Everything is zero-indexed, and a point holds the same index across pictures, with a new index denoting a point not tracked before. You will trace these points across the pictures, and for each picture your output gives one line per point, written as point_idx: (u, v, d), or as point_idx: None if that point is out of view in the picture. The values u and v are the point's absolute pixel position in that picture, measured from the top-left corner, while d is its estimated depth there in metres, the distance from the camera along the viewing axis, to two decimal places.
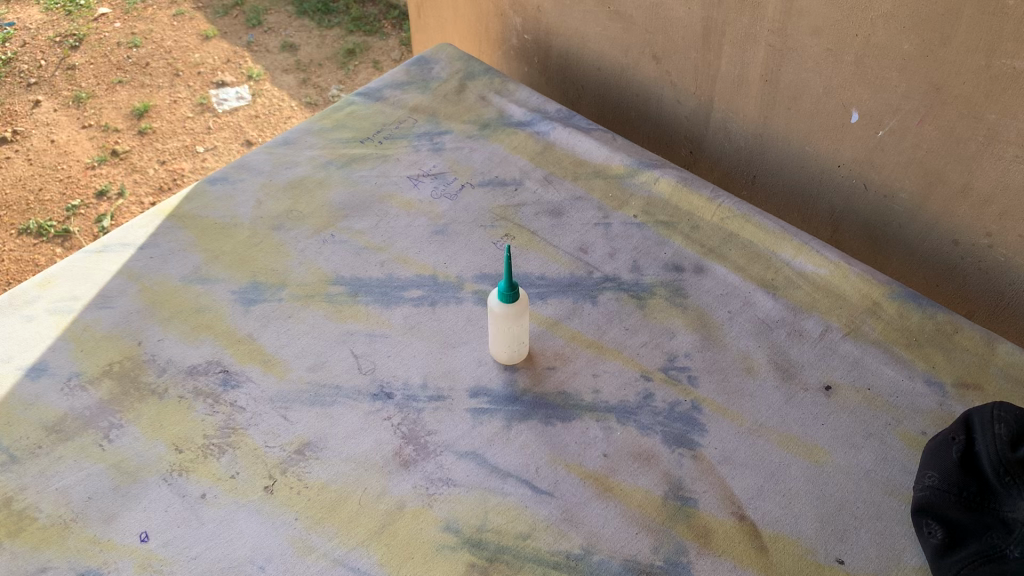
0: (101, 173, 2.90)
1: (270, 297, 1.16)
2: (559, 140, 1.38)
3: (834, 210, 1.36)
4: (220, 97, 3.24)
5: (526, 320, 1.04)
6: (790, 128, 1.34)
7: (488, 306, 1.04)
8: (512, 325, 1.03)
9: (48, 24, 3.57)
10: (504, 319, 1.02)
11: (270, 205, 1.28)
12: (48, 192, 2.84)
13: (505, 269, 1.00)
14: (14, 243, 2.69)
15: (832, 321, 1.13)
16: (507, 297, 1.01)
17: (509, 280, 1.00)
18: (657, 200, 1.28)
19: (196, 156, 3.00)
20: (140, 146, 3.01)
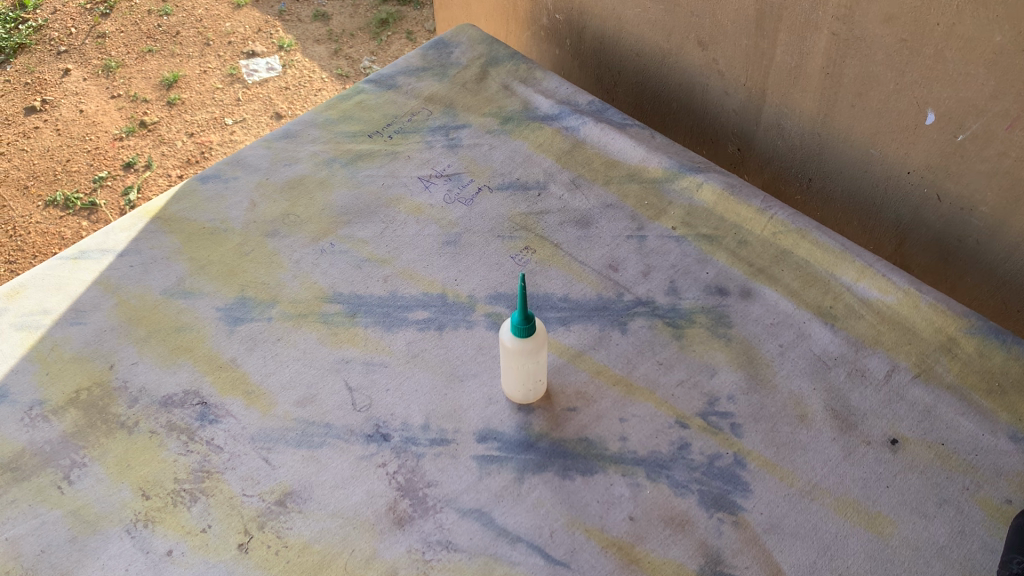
0: (129, 144, 2.79)
1: (258, 315, 1.03)
2: (590, 138, 1.23)
3: (900, 222, 1.20)
4: (252, 68, 3.12)
5: (544, 356, 0.90)
6: (853, 128, 1.18)
7: (500, 341, 0.91)
8: (528, 362, 0.89)
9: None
10: (518, 357, 0.89)
11: (265, 207, 1.15)
12: (76, 163, 2.74)
13: (520, 301, 0.86)
14: (41, 216, 2.60)
15: (899, 359, 0.97)
16: (523, 332, 0.87)
17: (524, 312, 0.86)
18: (698, 210, 1.13)
19: (226, 129, 2.88)
20: (169, 117, 2.90)
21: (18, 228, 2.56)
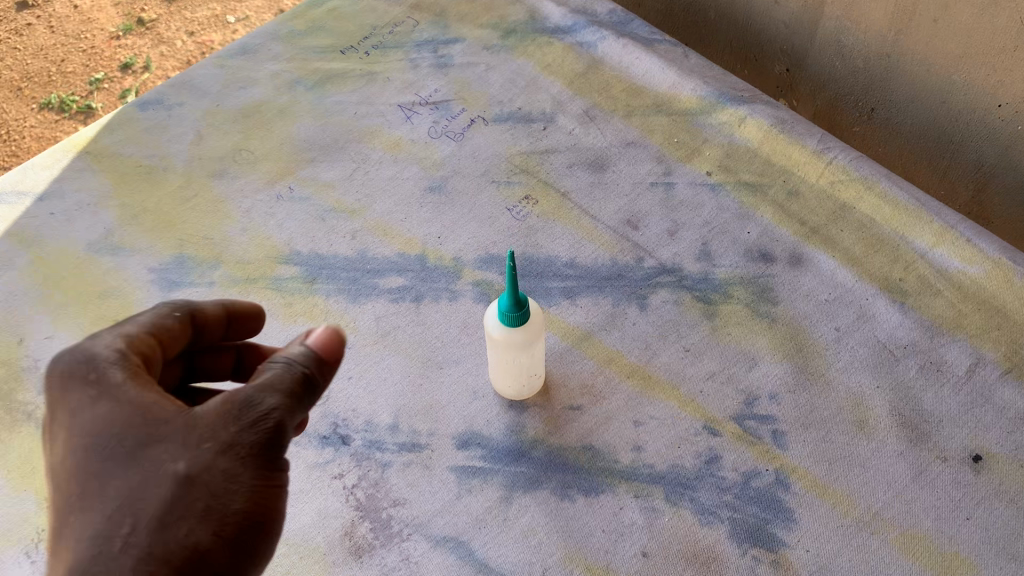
0: (127, 43, 2.40)
1: (197, 279, 0.85)
2: (609, 57, 1.01)
3: (983, 163, 0.98)
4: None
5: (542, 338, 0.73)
6: (933, 49, 0.94)
7: (486, 331, 0.73)
8: (526, 352, 0.72)
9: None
10: (515, 347, 0.71)
11: (213, 140, 0.96)
12: (71, 63, 2.36)
13: (509, 284, 0.67)
14: (35, 120, 2.25)
15: (985, 350, 0.77)
16: (515, 320, 0.69)
17: (514, 295, 0.68)
18: (739, 151, 0.92)
19: (227, 27, 2.47)
20: (168, 14, 2.49)
21: (11, 133, 2.21)
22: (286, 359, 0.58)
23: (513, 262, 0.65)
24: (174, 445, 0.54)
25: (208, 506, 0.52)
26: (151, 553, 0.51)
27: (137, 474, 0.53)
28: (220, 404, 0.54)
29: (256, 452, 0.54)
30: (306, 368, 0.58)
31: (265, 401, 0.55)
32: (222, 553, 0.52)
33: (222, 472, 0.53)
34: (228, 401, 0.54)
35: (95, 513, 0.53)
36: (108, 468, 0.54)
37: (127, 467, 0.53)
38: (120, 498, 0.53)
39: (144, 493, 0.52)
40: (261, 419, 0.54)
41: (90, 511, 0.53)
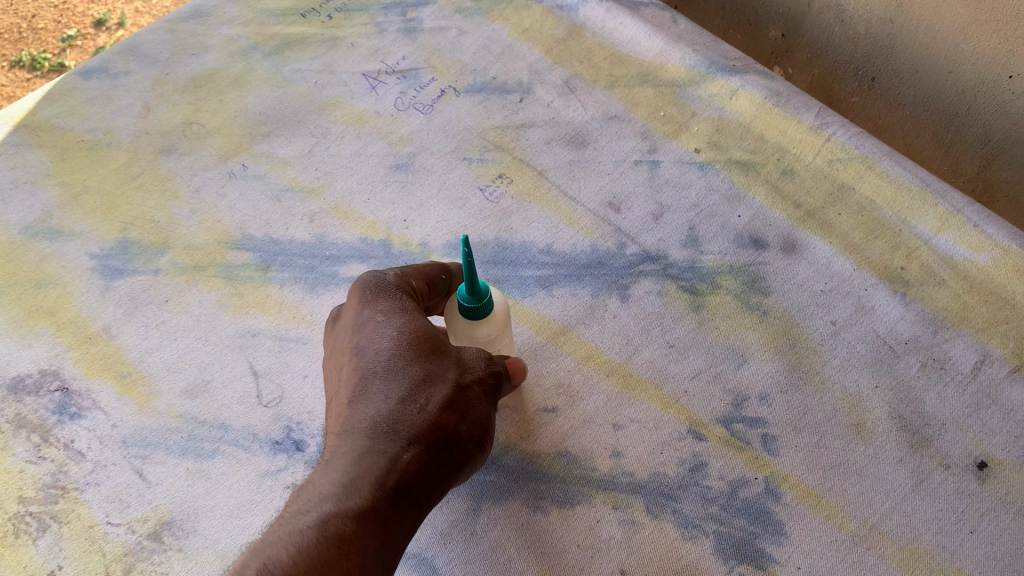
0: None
1: (141, 267, 0.78)
2: (591, 22, 0.94)
3: (990, 138, 0.91)
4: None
5: (509, 326, 0.67)
6: (941, 14, 0.87)
7: (446, 317, 0.66)
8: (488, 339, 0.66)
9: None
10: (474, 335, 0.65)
11: (161, 113, 0.88)
12: (42, 21, 2.21)
13: (465, 267, 0.61)
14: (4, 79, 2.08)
15: (992, 346, 0.71)
16: (473, 307, 0.63)
17: (471, 281, 0.62)
18: (730, 126, 0.85)
19: None
20: None
21: None
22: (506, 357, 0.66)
23: (467, 242, 0.58)
24: (454, 360, 0.62)
25: (462, 408, 0.60)
26: (433, 428, 0.59)
27: (428, 368, 0.61)
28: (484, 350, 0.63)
29: (491, 391, 0.62)
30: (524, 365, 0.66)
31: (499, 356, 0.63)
32: (467, 448, 0.60)
33: (473, 386, 0.61)
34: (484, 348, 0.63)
35: (380, 390, 0.60)
36: (401, 359, 0.61)
37: (412, 360, 0.61)
38: (412, 382, 0.60)
39: (434, 385, 0.60)
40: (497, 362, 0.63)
41: (366, 391, 0.60)
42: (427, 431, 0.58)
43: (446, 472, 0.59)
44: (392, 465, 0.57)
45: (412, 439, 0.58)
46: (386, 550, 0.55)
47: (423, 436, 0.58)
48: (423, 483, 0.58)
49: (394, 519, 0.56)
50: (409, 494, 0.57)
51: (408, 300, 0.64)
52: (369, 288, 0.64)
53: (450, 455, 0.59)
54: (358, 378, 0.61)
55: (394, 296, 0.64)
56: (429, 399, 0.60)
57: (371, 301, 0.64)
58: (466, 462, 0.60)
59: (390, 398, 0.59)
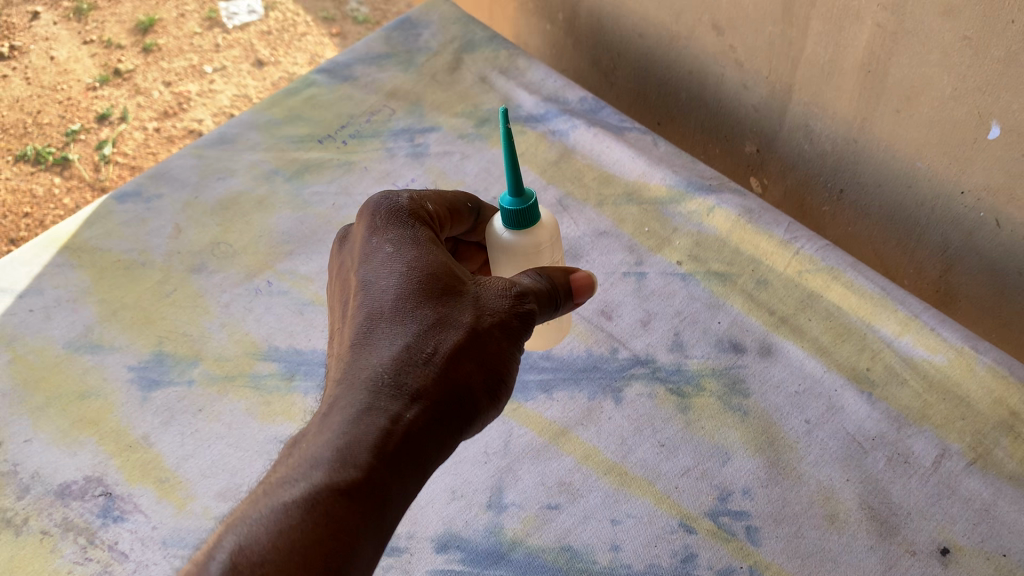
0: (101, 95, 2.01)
1: (176, 378, 0.86)
2: (580, 145, 1.05)
3: (948, 246, 1.00)
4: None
5: (557, 235, 0.78)
6: (896, 137, 0.98)
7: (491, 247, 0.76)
8: (544, 249, 0.76)
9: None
10: (533, 243, 0.75)
11: (192, 234, 0.97)
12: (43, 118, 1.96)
13: (505, 167, 0.71)
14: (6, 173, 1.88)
15: (950, 441, 0.79)
16: (523, 211, 0.73)
17: (513, 183, 0.72)
18: (709, 239, 0.95)
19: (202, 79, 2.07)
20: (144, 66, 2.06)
21: None
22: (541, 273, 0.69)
23: (508, 120, 0.68)
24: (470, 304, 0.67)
25: (472, 355, 0.65)
26: (439, 379, 0.64)
27: (440, 314, 0.66)
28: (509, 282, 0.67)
29: (508, 327, 0.66)
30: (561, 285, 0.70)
31: (528, 283, 0.68)
32: (477, 394, 0.65)
33: (492, 329, 0.66)
34: (510, 285, 0.67)
35: (391, 337, 0.65)
36: (413, 305, 0.66)
37: (424, 305, 0.66)
38: (423, 329, 0.65)
39: (446, 334, 0.65)
40: (522, 298, 0.67)
41: (377, 339, 0.66)
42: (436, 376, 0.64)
43: (450, 421, 0.64)
44: (397, 418, 0.62)
45: (419, 390, 0.63)
46: (384, 505, 0.60)
47: (430, 387, 0.64)
48: (426, 433, 0.63)
49: (394, 470, 0.61)
50: (412, 447, 0.62)
51: (427, 239, 0.70)
52: (388, 222, 0.71)
53: (458, 404, 0.65)
54: (373, 320, 0.67)
55: (410, 239, 0.70)
56: (438, 347, 0.65)
57: (389, 239, 0.70)
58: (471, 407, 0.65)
59: (398, 345, 0.65)
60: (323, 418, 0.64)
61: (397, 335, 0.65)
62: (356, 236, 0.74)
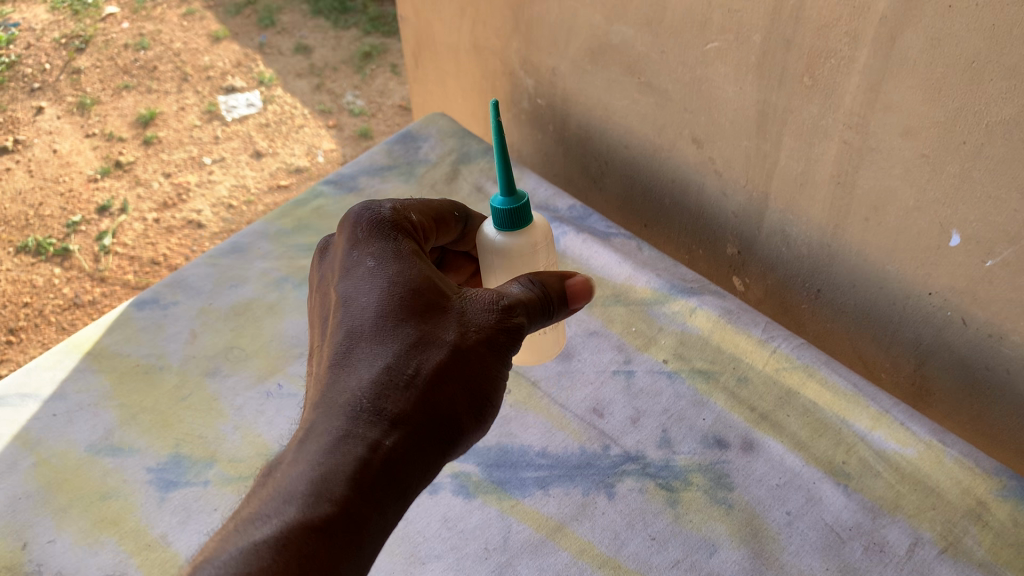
0: None
1: (193, 479, 0.90)
2: (570, 250, 1.15)
3: (921, 343, 1.07)
4: (229, 105, 3.34)
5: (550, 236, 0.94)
6: (865, 243, 1.06)
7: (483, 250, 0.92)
8: (539, 246, 0.93)
9: (40, 96, 3.46)
10: (530, 242, 0.91)
11: (206, 339, 1.04)
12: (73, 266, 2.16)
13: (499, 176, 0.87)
14: None
15: (923, 530, 0.84)
16: (516, 211, 0.90)
17: (508, 184, 0.88)
18: (692, 339, 1.02)
19: None
20: None
21: None
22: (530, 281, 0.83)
23: (503, 134, 0.84)
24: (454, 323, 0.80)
25: (453, 368, 0.78)
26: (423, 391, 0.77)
27: (425, 334, 0.79)
28: (497, 295, 0.81)
29: (491, 337, 0.80)
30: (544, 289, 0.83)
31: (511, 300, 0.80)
32: (458, 397, 0.79)
33: (477, 341, 0.79)
34: (497, 298, 0.80)
35: (383, 355, 0.78)
36: (401, 325, 0.79)
37: (411, 324, 0.79)
38: (411, 347, 0.78)
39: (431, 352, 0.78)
40: (507, 309, 0.80)
41: (371, 356, 0.79)
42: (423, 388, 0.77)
43: (434, 424, 0.78)
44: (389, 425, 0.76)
45: (407, 402, 0.77)
46: (376, 500, 0.74)
47: (416, 398, 0.77)
48: (413, 437, 0.76)
49: (386, 471, 0.75)
50: (402, 450, 0.76)
51: (413, 256, 0.83)
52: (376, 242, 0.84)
53: (442, 407, 0.78)
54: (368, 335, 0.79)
55: (393, 258, 0.83)
56: (423, 364, 0.78)
57: (379, 258, 0.83)
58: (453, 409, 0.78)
59: (388, 363, 0.78)
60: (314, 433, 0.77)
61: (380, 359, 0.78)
62: (347, 249, 0.87)
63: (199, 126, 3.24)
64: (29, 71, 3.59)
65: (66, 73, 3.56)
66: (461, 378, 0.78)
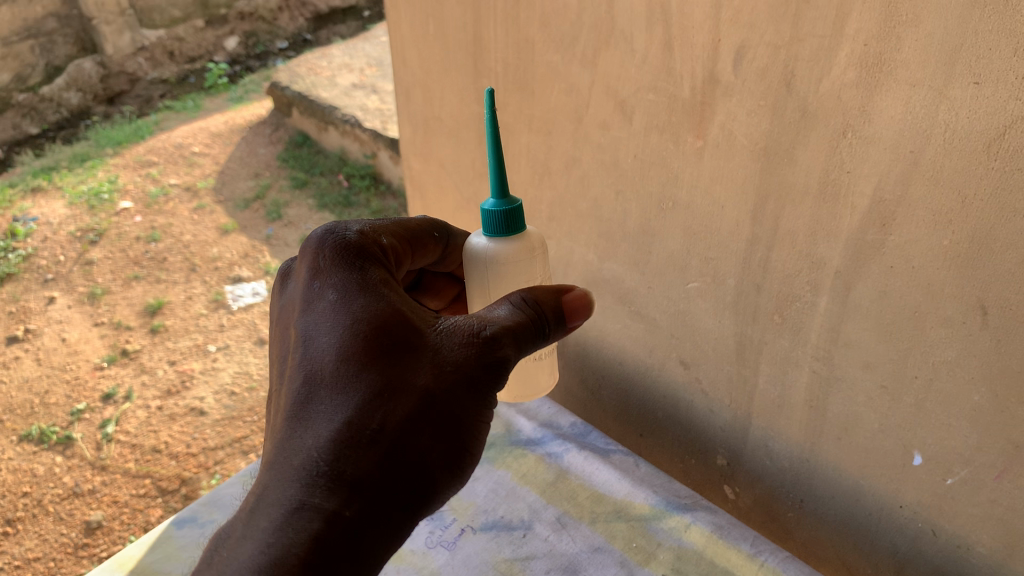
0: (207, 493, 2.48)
1: None
2: (573, 466, 1.28)
3: (898, 551, 1.16)
4: (235, 293, 3.48)
5: (543, 243, 1.14)
6: (840, 459, 1.17)
7: (478, 256, 1.11)
8: (534, 250, 1.12)
9: (53, 286, 3.61)
10: (527, 245, 1.10)
11: None
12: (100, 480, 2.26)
13: (493, 180, 1.06)
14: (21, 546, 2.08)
15: None
16: (509, 214, 1.08)
17: (498, 188, 1.08)
18: (688, 553, 1.12)
19: None
20: None
21: None
22: (513, 305, 0.95)
23: (495, 145, 1.02)
24: (425, 361, 0.90)
25: (416, 408, 0.89)
26: (388, 433, 0.87)
27: (392, 375, 0.89)
28: (479, 322, 0.92)
29: (462, 369, 0.91)
30: (525, 312, 0.94)
31: (495, 329, 0.92)
32: (425, 435, 0.89)
33: (449, 377, 0.90)
34: (473, 329, 0.91)
35: (351, 399, 0.88)
36: (367, 371, 0.89)
37: (377, 369, 0.89)
38: (379, 388, 0.88)
39: (398, 397, 0.88)
40: (484, 335, 0.91)
41: (340, 399, 0.89)
42: (392, 428, 0.88)
43: (403, 463, 0.88)
44: (357, 468, 0.86)
45: (373, 447, 0.87)
46: (345, 549, 0.84)
47: (381, 442, 0.87)
48: (380, 479, 0.87)
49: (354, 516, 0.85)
50: (370, 492, 0.86)
51: (380, 294, 0.94)
52: (342, 284, 0.95)
53: (407, 447, 0.88)
54: (336, 377, 0.90)
55: (360, 295, 0.93)
56: (386, 409, 0.88)
57: (343, 298, 0.93)
58: (420, 449, 0.89)
59: (353, 410, 0.88)
60: (281, 467, 0.88)
61: (347, 396, 0.89)
62: (310, 280, 0.97)
63: (206, 314, 3.38)
64: (42, 262, 3.75)
65: (79, 263, 3.74)
66: (436, 409, 0.90)
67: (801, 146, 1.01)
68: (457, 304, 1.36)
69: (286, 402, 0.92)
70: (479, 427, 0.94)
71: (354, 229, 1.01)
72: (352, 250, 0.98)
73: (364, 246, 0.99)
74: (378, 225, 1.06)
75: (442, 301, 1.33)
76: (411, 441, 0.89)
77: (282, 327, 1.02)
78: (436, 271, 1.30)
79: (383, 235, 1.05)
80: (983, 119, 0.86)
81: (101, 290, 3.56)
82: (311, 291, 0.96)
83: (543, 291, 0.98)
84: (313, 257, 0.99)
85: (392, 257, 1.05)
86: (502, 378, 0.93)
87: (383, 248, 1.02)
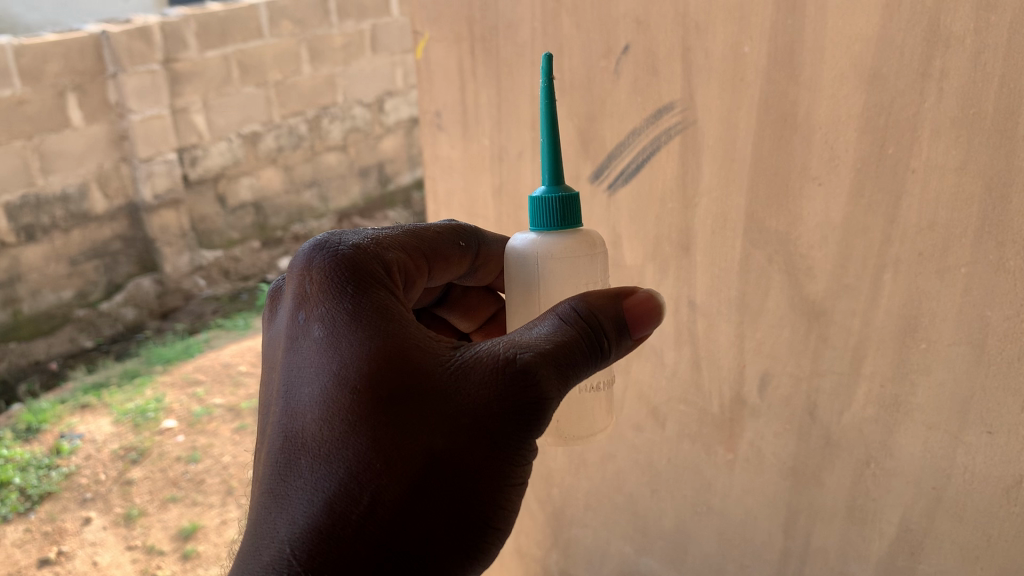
0: None
1: None
2: None
3: None
4: None
5: (604, 241, 0.99)
6: None
7: (531, 252, 0.95)
8: (593, 248, 0.97)
9: (90, 505, 3.28)
10: (583, 240, 0.95)
11: None
12: None
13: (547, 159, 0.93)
14: None
15: None
16: (565, 203, 0.94)
17: (553, 171, 0.94)
18: None
19: None
20: None
21: None
22: (558, 319, 0.82)
23: (549, 105, 0.93)
24: (430, 418, 0.77)
25: (417, 476, 0.76)
26: (380, 511, 0.75)
27: (386, 437, 0.76)
28: (505, 348, 0.79)
29: (478, 420, 0.78)
30: (568, 329, 0.81)
31: (530, 355, 0.78)
32: (427, 513, 0.76)
33: (457, 434, 0.77)
34: (495, 359, 0.78)
35: (336, 471, 0.76)
36: (354, 435, 0.76)
37: (366, 432, 0.76)
38: (370, 455, 0.76)
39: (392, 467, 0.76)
40: (509, 365, 0.78)
41: (323, 469, 0.77)
42: (384, 505, 0.75)
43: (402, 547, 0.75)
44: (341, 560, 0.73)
45: (361, 532, 0.74)
46: None
47: (370, 527, 0.75)
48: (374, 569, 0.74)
49: None
50: None
51: (375, 325, 0.80)
52: (328, 317, 0.82)
53: (405, 527, 0.75)
54: (319, 442, 0.77)
55: (347, 332, 0.80)
56: (377, 482, 0.75)
57: (331, 338, 0.80)
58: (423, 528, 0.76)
59: (337, 488, 0.76)
60: (255, 555, 0.76)
61: (330, 466, 0.76)
62: (295, 310, 0.84)
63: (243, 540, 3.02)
64: (83, 480, 3.44)
65: (119, 482, 3.41)
66: (444, 475, 0.77)
67: (827, 471, 1.05)
68: (491, 325, 1.21)
69: (264, 472, 0.80)
70: (507, 485, 0.80)
71: (349, 242, 0.87)
72: (342, 271, 0.84)
73: (359, 263, 0.85)
74: (383, 238, 0.91)
75: (472, 321, 1.20)
76: (412, 523, 0.76)
77: (269, 361, 0.89)
78: (464, 286, 1.16)
79: (388, 248, 0.90)
80: (999, 466, 0.89)
81: (137, 510, 3.23)
82: (295, 323, 0.84)
83: (598, 295, 0.84)
84: (298, 281, 0.85)
85: (400, 273, 0.90)
86: (542, 418, 0.79)
87: (387, 264, 0.87)
